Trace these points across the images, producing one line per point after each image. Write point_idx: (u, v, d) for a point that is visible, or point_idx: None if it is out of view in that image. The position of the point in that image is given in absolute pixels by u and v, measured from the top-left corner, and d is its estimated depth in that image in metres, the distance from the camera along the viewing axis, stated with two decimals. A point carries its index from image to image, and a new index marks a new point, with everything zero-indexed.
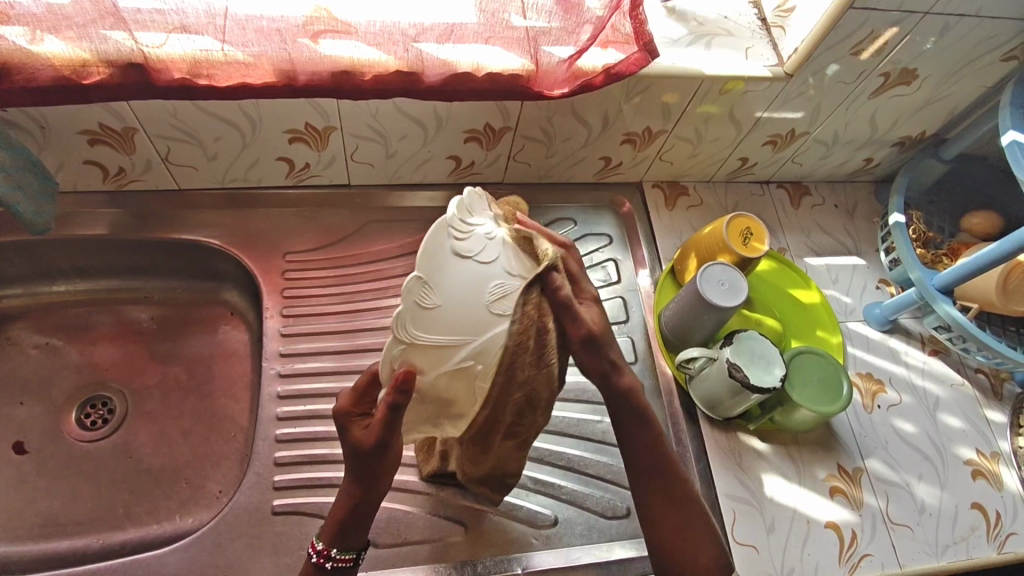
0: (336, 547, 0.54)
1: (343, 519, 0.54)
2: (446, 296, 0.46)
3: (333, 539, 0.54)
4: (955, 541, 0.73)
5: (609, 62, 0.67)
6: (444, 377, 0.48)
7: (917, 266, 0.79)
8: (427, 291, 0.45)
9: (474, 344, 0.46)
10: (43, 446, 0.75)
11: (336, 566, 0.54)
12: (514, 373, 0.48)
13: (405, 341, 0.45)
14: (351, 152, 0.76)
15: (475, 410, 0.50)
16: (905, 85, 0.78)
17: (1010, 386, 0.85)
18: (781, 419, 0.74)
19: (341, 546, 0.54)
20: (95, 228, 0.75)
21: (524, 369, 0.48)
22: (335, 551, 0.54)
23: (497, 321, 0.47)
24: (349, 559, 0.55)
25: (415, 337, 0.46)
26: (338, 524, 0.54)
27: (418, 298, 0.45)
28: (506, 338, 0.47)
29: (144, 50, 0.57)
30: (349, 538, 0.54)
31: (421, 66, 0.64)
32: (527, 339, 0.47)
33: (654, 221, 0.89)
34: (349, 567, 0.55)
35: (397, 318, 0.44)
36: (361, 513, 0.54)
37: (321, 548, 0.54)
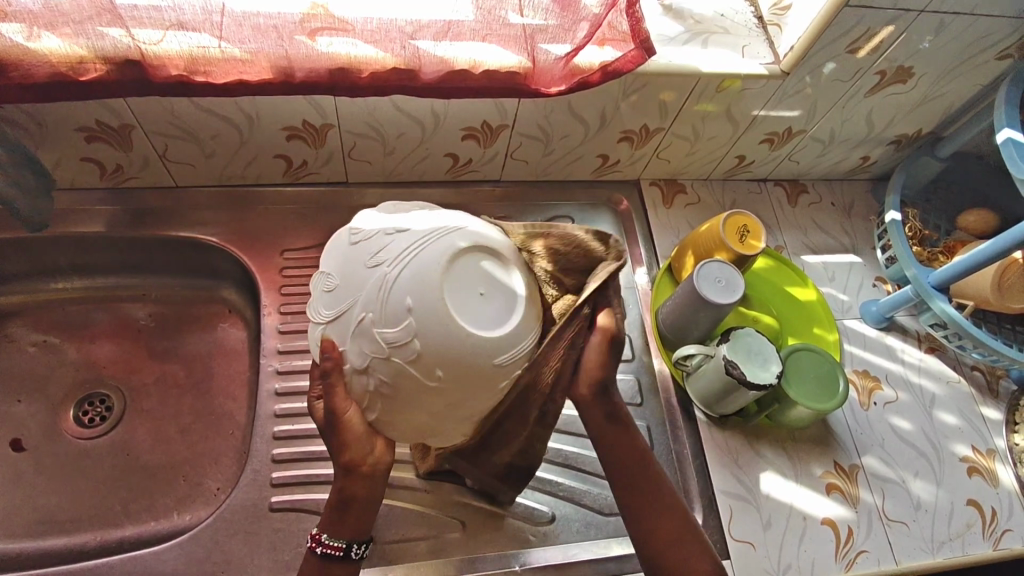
0: (327, 533, 0.54)
1: (335, 501, 0.54)
2: (340, 274, 0.49)
3: (327, 524, 0.55)
4: (951, 537, 0.73)
5: (606, 59, 0.67)
6: (363, 344, 0.47)
7: (912, 264, 0.79)
8: (326, 277, 0.49)
9: (360, 298, 0.47)
10: (41, 443, 0.75)
11: (325, 552, 0.53)
12: (408, 308, 0.46)
13: (319, 322, 0.49)
14: (348, 149, 0.76)
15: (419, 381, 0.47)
16: (901, 83, 0.78)
17: (1006, 384, 0.85)
18: (778, 416, 0.74)
19: (332, 532, 0.54)
20: (92, 226, 0.75)
21: (414, 300, 0.46)
22: (326, 537, 0.54)
23: (375, 270, 0.47)
24: (338, 548, 0.54)
25: (325, 315, 0.49)
26: (332, 509, 0.55)
27: (322, 287, 0.50)
28: (385, 288, 0.47)
29: (141, 47, 0.57)
30: (344, 523, 0.54)
31: (418, 63, 0.64)
32: (406, 275, 0.47)
33: (652, 219, 0.89)
34: (344, 555, 0.54)
35: (310, 305, 0.50)
36: (344, 493, 0.54)
37: (314, 531, 0.55)
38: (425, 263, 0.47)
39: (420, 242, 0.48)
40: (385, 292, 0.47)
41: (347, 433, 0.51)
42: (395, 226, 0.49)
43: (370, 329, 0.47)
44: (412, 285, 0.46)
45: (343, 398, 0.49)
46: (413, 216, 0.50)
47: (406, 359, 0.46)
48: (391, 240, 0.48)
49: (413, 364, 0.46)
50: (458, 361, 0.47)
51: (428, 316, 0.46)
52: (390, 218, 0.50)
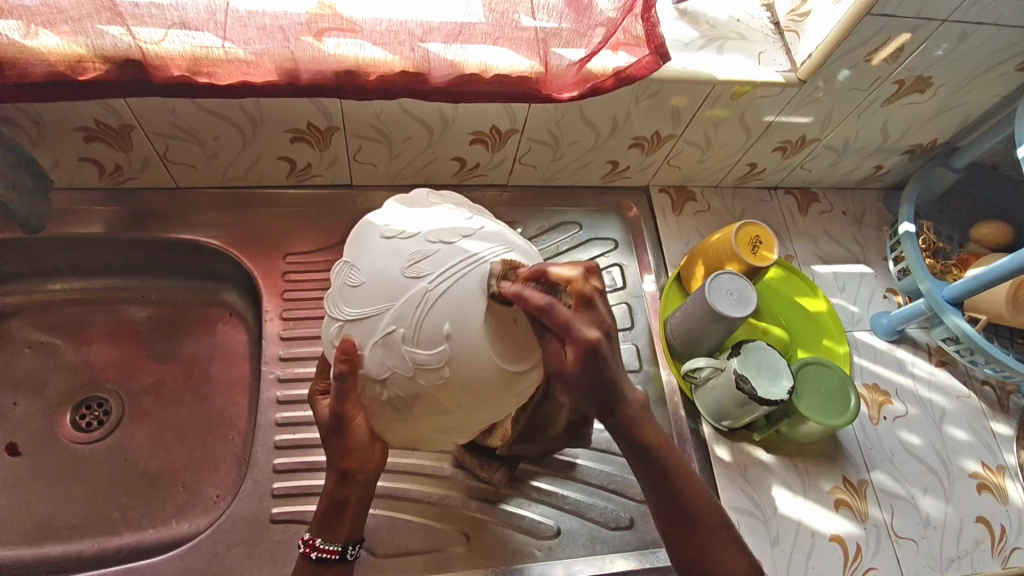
0: (321, 538, 0.55)
1: (327, 506, 0.55)
2: (368, 271, 0.48)
3: (322, 528, 0.56)
4: (960, 555, 0.73)
5: (620, 65, 0.66)
6: (390, 358, 0.47)
7: (926, 277, 0.78)
8: (352, 271, 0.49)
9: (393, 308, 0.47)
10: (37, 448, 0.73)
11: (320, 557, 0.54)
12: (444, 334, 0.46)
13: (340, 319, 0.49)
14: (354, 152, 0.75)
15: (443, 398, 0.47)
16: (919, 92, 0.76)
17: (1016, 399, 0.84)
18: (787, 430, 0.73)
19: (326, 536, 0.55)
20: (90, 227, 0.73)
21: (452, 325, 0.46)
22: (320, 541, 0.55)
23: (415, 282, 0.47)
24: (335, 551, 0.55)
25: (348, 312, 0.48)
26: (325, 514, 0.56)
27: (346, 279, 0.49)
28: (422, 299, 0.47)
29: (142, 46, 0.55)
30: (335, 528, 0.55)
31: (427, 66, 0.62)
32: (446, 297, 0.47)
33: (661, 226, 0.88)
34: (340, 557, 0.55)
35: (333, 296, 0.50)
36: (338, 498, 0.55)
37: (307, 537, 0.55)
38: (465, 287, 0.47)
39: (466, 262, 0.48)
40: (420, 307, 0.47)
41: (350, 438, 0.52)
42: (440, 238, 0.49)
43: (403, 342, 0.47)
44: (448, 304, 0.47)
45: (355, 404, 0.50)
46: (451, 223, 0.50)
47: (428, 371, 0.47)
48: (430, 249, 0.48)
49: (434, 385, 0.47)
50: (478, 385, 0.47)
51: (458, 337, 0.46)
52: (432, 223, 0.50)
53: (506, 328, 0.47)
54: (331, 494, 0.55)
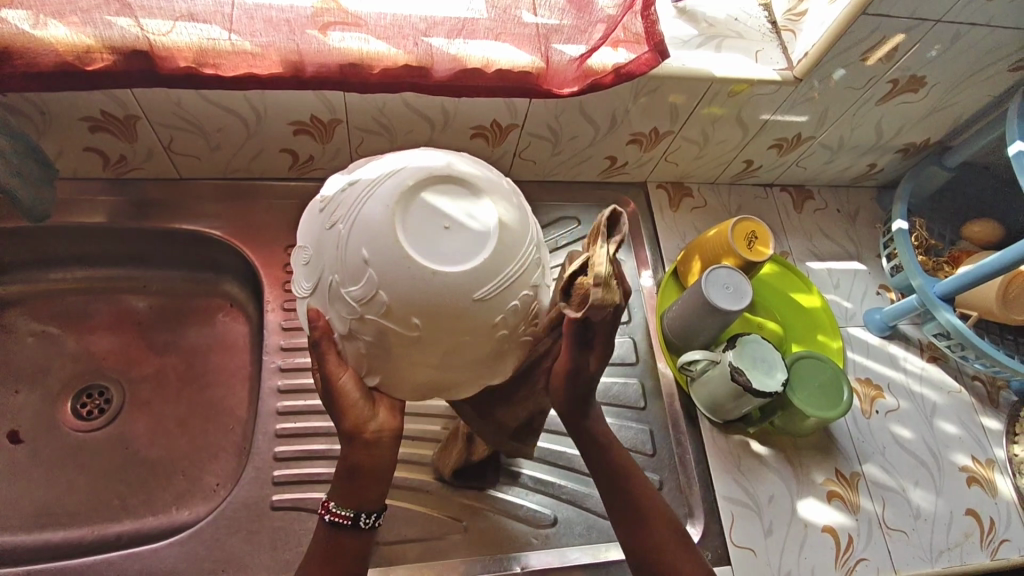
0: (334, 501, 0.48)
1: (343, 475, 0.47)
2: (308, 240, 0.45)
3: (336, 495, 0.48)
4: (949, 547, 0.74)
5: (620, 61, 0.67)
6: (335, 309, 0.43)
7: (919, 274, 0.80)
8: (300, 251, 0.46)
9: (326, 264, 0.43)
10: (39, 435, 0.74)
11: (333, 522, 0.47)
12: (364, 260, 0.41)
13: (301, 296, 0.45)
14: (356, 145, 0.76)
15: (412, 333, 0.42)
16: (913, 91, 0.77)
17: (1006, 395, 0.86)
18: (781, 422, 0.74)
19: (339, 500, 0.48)
20: (93, 216, 0.74)
21: (369, 250, 0.41)
22: (333, 504, 0.48)
23: (333, 228, 0.43)
24: (346, 516, 0.47)
25: (303, 288, 0.45)
26: (341, 483, 0.48)
27: (297, 261, 0.46)
28: (342, 240, 0.42)
29: (150, 37, 0.56)
30: (346, 494, 0.48)
31: (431, 61, 0.63)
32: (360, 226, 0.41)
33: (658, 221, 0.89)
34: (353, 526, 0.48)
35: (292, 283, 0.47)
36: (348, 462, 0.48)
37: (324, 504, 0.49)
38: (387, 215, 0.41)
39: (372, 188, 0.42)
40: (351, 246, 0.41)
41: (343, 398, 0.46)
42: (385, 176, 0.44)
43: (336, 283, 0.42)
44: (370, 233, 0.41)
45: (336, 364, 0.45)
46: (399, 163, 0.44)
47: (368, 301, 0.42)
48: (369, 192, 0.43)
49: (390, 319, 0.41)
50: (439, 310, 0.41)
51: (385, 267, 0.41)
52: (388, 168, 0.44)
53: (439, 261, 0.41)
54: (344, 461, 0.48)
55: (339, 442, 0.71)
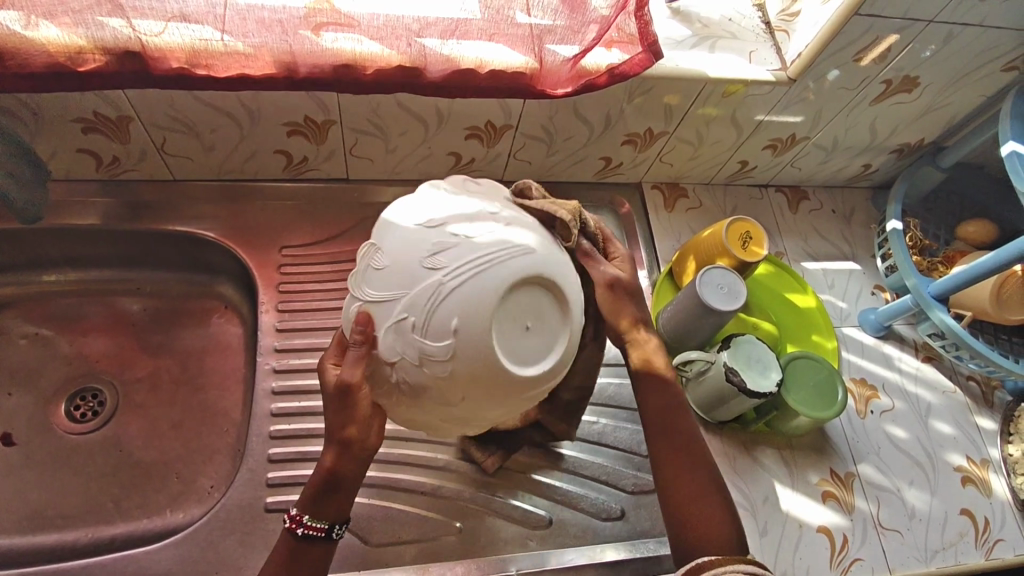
0: (309, 513, 0.51)
1: (318, 484, 0.51)
2: (389, 254, 0.47)
3: (309, 506, 0.52)
4: (944, 546, 0.74)
5: (613, 62, 0.67)
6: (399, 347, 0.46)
7: (913, 274, 0.80)
8: (377, 253, 0.48)
9: (411, 295, 0.46)
10: (32, 438, 0.73)
11: (308, 534, 0.51)
12: (453, 328, 0.45)
13: (360, 298, 0.48)
14: (350, 146, 0.75)
15: (451, 393, 0.47)
16: (906, 92, 0.78)
17: (1001, 395, 0.86)
18: (776, 423, 0.74)
19: (314, 512, 0.51)
20: (86, 218, 0.74)
21: (460, 320, 0.45)
22: (307, 517, 0.51)
23: (432, 273, 0.46)
24: (321, 528, 0.51)
25: (368, 293, 0.48)
26: (316, 491, 0.52)
27: (370, 262, 0.48)
28: (436, 288, 0.45)
29: (142, 38, 0.56)
30: (323, 505, 0.52)
31: (424, 61, 0.63)
32: (462, 289, 0.45)
33: (653, 222, 0.89)
34: (326, 536, 0.52)
35: (354, 279, 0.48)
36: (334, 476, 0.51)
37: (294, 513, 0.52)
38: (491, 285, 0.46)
39: (494, 259, 0.46)
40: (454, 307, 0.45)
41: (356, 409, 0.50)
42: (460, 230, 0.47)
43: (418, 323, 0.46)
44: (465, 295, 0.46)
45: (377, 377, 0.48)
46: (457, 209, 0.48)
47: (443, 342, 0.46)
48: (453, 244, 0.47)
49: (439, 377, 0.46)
50: (483, 382, 0.46)
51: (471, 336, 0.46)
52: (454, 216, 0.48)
53: (515, 334, 0.47)
54: (326, 470, 0.51)
55: None
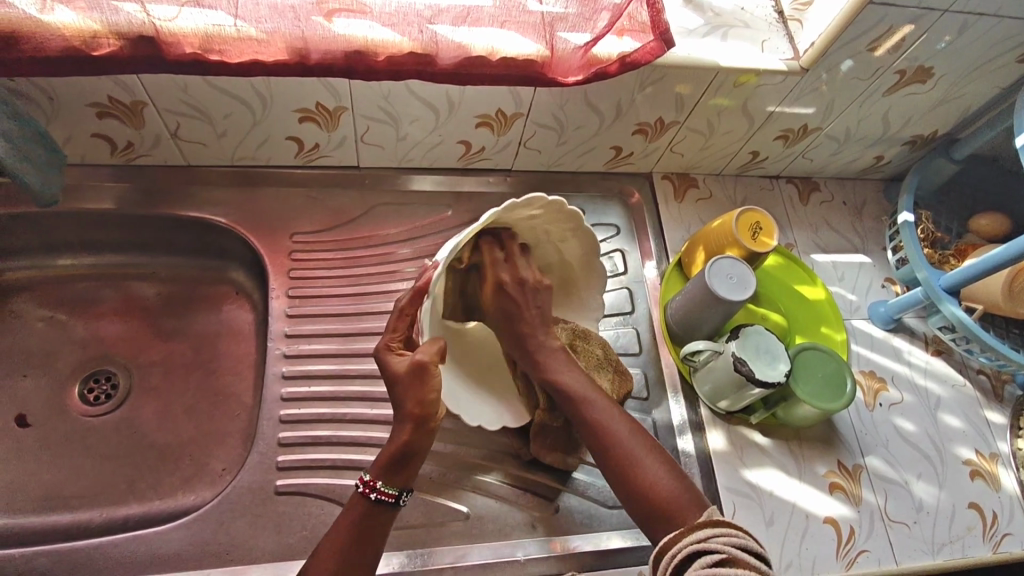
0: (381, 480, 0.55)
1: (394, 454, 0.55)
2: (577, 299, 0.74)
3: (382, 473, 0.55)
4: (951, 540, 0.74)
5: (624, 51, 0.66)
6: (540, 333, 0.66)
7: (924, 266, 0.79)
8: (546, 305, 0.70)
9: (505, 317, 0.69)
10: (47, 420, 0.74)
11: (378, 500, 0.54)
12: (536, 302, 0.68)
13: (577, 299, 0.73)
14: (361, 134, 0.76)
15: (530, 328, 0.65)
16: (921, 83, 0.77)
17: (1011, 389, 0.85)
18: (783, 414, 0.74)
19: (387, 480, 0.55)
20: (100, 203, 0.75)
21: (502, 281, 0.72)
22: (380, 483, 0.54)
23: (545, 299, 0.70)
24: (392, 495, 0.54)
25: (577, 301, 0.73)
26: (386, 457, 0.55)
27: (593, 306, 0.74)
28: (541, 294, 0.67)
29: (157, 23, 0.56)
30: (398, 473, 0.55)
31: (435, 48, 0.63)
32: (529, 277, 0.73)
33: (663, 212, 0.89)
34: (393, 503, 0.55)
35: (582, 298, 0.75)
36: (408, 448, 0.55)
37: (369, 479, 0.55)
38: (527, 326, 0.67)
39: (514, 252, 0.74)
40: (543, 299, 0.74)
41: (431, 387, 0.55)
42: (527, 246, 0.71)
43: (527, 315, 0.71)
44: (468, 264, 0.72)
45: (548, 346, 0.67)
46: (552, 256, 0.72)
47: (563, 280, 0.75)
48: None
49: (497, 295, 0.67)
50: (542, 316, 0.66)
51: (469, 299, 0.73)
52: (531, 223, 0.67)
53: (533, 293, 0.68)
54: (402, 443, 0.55)
55: (342, 428, 0.71)
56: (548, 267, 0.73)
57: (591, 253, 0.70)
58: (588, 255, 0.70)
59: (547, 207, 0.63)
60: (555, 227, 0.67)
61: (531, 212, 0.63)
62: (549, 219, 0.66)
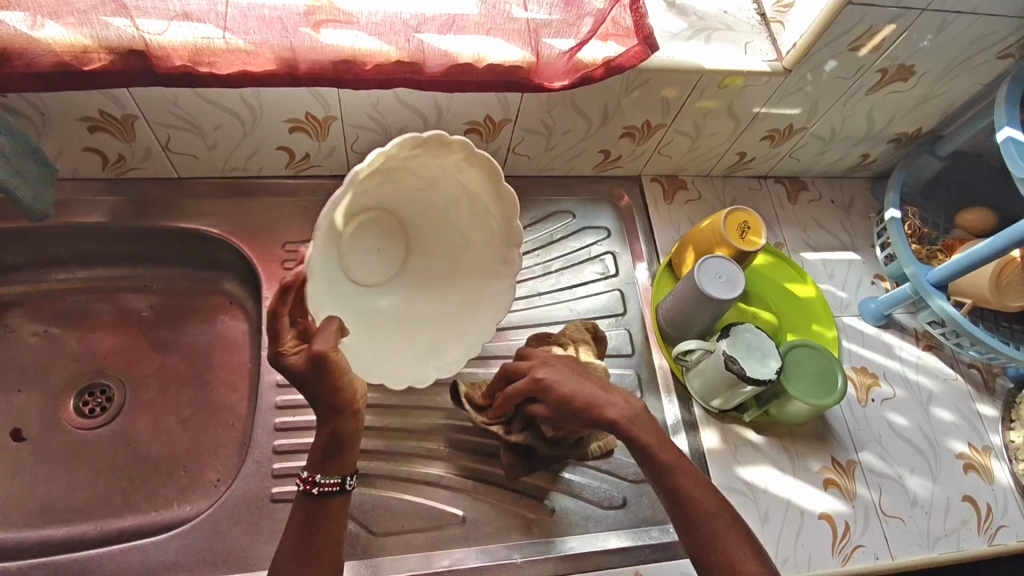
0: (320, 473, 0.58)
1: (326, 443, 0.58)
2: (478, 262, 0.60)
3: (322, 464, 0.58)
4: (946, 533, 0.74)
5: (610, 54, 0.67)
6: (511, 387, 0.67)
7: (911, 261, 0.80)
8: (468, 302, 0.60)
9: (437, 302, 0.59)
10: (42, 434, 0.75)
11: (322, 489, 0.57)
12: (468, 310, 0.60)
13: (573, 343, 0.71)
14: (351, 142, 0.77)
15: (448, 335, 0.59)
16: (903, 81, 0.78)
17: (1002, 381, 0.86)
18: (776, 411, 0.74)
19: (325, 471, 0.58)
20: (93, 216, 0.75)
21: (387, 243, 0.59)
22: (320, 476, 0.57)
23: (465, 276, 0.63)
24: (336, 484, 0.57)
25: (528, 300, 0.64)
26: (321, 450, 0.58)
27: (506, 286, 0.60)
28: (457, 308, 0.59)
29: (146, 37, 0.57)
30: (333, 461, 0.58)
31: (423, 56, 0.64)
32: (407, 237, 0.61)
33: (653, 214, 0.90)
34: (341, 490, 0.58)
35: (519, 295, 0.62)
36: (336, 434, 0.58)
37: (306, 475, 0.58)
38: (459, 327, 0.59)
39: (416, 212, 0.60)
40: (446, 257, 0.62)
41: (342, 375, 0.55)
42: (425, 181, 0.56)
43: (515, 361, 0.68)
44: (372, 211, 0.57)
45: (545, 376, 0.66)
46: (458, 191, 0.56)
47: (460, 233, 0.60)
48: (406, 183, 0.56)
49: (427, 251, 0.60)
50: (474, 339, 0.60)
51: (376, 263, 0.59)
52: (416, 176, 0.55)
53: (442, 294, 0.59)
54: (332, 429, 0.58)
55: None
56: (452, 205, 0.58)
57: (497, 182, 0.54)
58: (495, 188, 0.55)
59: (424, 144, 0.48)
60: (445, 160, 0.52)
61: (405, 151, 0.48)
62: (428, 154, 0.50)
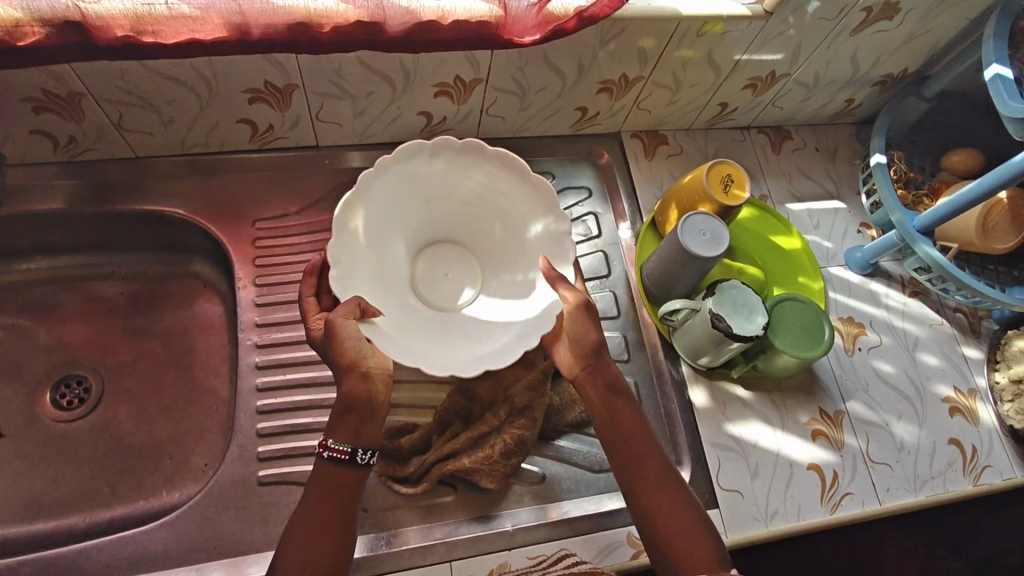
0: (332, 438, 0.55)
1: (337, 407, 0.55)
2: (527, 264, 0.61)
3: (335, 430, 0.55)
4: (933, 476, 0.75)
5: (581, 4, 0.63)
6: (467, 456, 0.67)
7: (897, 208, 0.78)
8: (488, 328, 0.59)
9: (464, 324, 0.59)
10: (19, 429, 0.73)
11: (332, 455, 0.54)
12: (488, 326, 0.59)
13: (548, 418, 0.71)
14: (316, 111, 0.73)
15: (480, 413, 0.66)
16: (887, 19, 0.75)
17: (987, 324, 0.86)
18: (763, 366, 0.74)
19: (337, 436, 0.55)
20: (50, 203, 0.72)
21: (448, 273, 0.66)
22: (331, 441, 0.54)
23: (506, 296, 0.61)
24: (344, 450, 0.54)
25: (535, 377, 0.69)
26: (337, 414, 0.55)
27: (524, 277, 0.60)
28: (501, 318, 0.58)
29: (80, 5, 0.53)
30: (343, 427, 0.55)
31: (382, 15, 0.60)
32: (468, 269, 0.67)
33: (634, 170, 0.87)
34: (350, 459, 0.54)
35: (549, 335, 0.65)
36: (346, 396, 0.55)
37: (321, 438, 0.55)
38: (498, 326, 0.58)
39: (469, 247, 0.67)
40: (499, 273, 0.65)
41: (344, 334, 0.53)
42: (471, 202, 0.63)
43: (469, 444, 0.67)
44: (445, 245, 0.68)
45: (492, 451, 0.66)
46: (503, 206, 0.62)
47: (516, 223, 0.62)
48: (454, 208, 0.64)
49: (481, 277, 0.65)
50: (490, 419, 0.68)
51: (444, 284, 0.65)
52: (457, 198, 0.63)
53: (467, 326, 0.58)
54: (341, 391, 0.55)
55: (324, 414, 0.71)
56: (501, 213, 0.62)
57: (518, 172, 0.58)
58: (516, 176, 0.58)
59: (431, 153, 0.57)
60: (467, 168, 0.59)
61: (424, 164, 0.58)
62: (452, 164, 0.59)
